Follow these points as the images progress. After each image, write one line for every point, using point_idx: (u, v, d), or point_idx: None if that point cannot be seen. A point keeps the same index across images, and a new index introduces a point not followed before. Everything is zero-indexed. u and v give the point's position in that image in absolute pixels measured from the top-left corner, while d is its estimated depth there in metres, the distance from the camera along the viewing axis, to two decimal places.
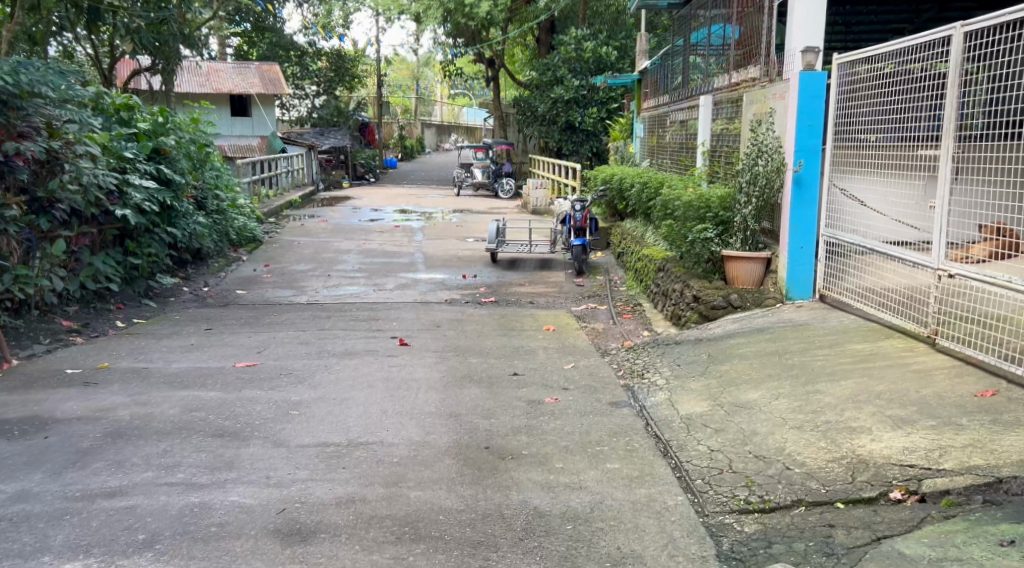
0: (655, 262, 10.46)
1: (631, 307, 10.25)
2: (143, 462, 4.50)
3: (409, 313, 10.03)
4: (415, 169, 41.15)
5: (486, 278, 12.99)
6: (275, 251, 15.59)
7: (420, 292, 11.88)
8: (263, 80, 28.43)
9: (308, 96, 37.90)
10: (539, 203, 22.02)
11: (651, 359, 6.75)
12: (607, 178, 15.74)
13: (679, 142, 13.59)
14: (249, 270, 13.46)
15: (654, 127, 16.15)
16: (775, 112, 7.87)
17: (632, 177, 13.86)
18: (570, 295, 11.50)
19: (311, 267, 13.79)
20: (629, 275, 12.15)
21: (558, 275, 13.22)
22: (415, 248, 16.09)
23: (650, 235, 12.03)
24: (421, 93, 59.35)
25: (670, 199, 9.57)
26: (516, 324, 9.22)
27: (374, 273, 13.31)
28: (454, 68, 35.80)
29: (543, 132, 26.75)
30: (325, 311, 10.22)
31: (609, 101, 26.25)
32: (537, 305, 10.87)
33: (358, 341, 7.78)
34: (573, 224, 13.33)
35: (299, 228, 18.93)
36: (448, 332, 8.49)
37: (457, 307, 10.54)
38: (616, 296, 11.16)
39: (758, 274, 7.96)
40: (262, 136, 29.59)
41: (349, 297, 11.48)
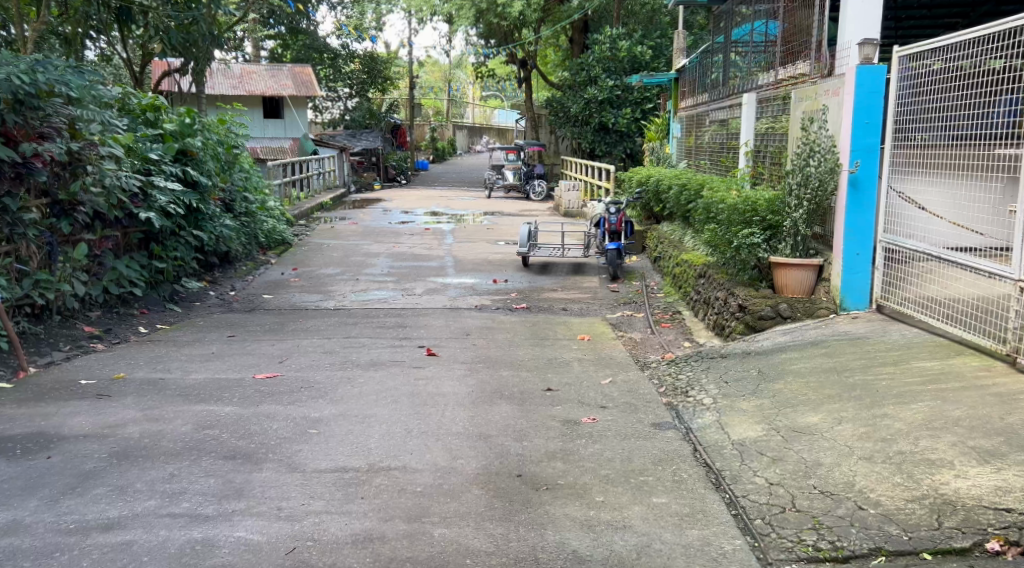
0: (696, 268, 9.99)
1: (671, 315, 9.78)
2: (146, 489, 4.11)
3: (439, 320, 9.62)
4: (446, 172, 40.85)
5: (518, 283, 12.57)
6: (303, 254, 15.26)
7: (451, 298, 11.48)
8: (296, 82, 28.17)
9: (340, 98, 37.66)
10: (572, 205, 21.59)
11: (696, 374, 6.29)
12: (643, 180, 15.27)
13: (719, 142, 13.08)
14: (276, 274, 13.13)
15: (692, 127, 15.66)
16: (827, 109, 7.43)
17: (670, 178, 13.38)
18: (606, 302, 11.05)
19: (339, 271, 13.44)
20: (667, 281, 11.68)
21: (593, 280, 12.77)
22: (446, 251, 15.70)
23: (690, 239, 11.56)
24: (453, 95, 59.06)
25: (712, 202, 9.10)
26: (550, 333, 8.77)
27: (403, 278, 12.94)
28: (486, 70, 35.45)
29: (576, 133, 26.40)
30: (352, 318, 9.84)
31: (644, 101, 25.73)
32: (572, 312, 10.42)
33: (384, 351, 7.38)
34: (608, 228, 12.89)
35: (328, 231, 18.61)
36: (480, 342, 8.07)
37: (489, 314, 10.12)
38: (654, 302, 10.69)
39: (809, 282, 7.50)
40: (294, 138, 29.37)
41: (377, 303, 11.11)
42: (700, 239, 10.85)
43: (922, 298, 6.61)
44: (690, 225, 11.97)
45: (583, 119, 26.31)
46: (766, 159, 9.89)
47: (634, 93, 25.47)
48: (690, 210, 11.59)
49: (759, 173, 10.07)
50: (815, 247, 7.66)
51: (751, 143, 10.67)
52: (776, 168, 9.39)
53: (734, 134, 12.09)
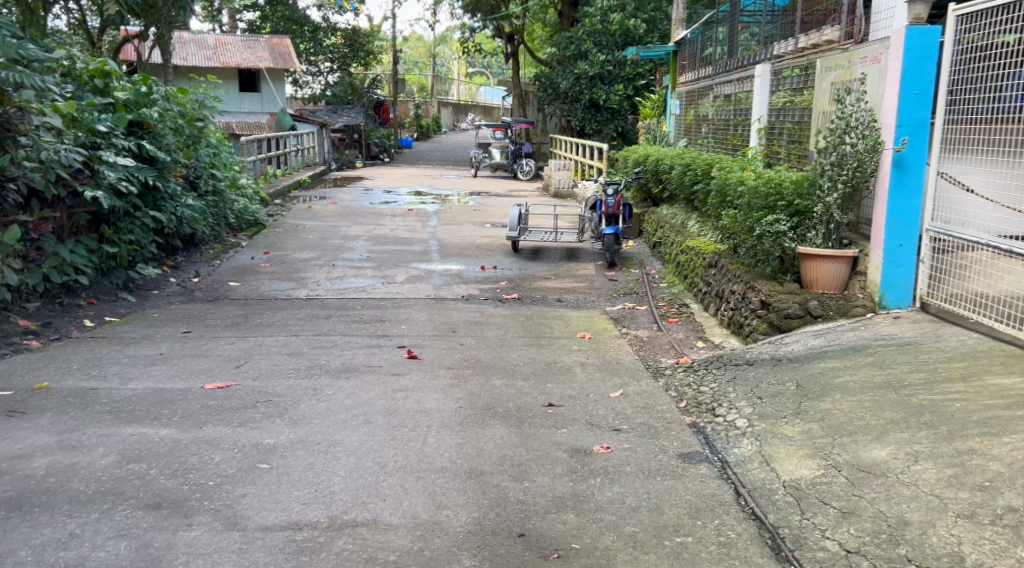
0: (705, 257, 9.09)
1: (677, 309, 8.88)
2: (34, 560, 3.28)
3: (421, 313, 8.70)
4: (431, 149, 39.75)
5: (508, 270, 11.66)
6: (277, 236, 14.27)
7: (435, 287, 10.56)
8: (273, 54, 27.00)
9: (321, 72, 36.43)
10: (562, 184, 20.82)
11: (718, 384, 5.41)
12: (640, 159, 14.34)
13: (726, 119, 12.16)
14: (246, 258, 12.16)
15: (693, 103, 14.71)
16: (867, 77, 6.54)
17: (671, 158, 12.47)
18: (605, 292, 10.15)
19: (314, 255, 12.47)
20: (669, 270, 10.79)
21: (588, 267, 11.87)
22: (430, 234, 14.74)
23: (695, 223, 10.67)
24: (437, 71, 57.80)
25: (727, 184, 8.22)
26: (545, 329, 7.87)
27: (383, 263, 11.99)
28: (472, 44, 34.34)
29: (565, 110, 25.52)
30: (325, 309, 8.91)
31: (636, 77, 24.71)
32: (567, 304, 9.51)
33: (358, 353, 6.48)
34: (605, 211, 12.00)
35: (305, 211, 17.60)
36: (467, 341, 7.16)
37: (477, 307, 9.20)
38: (657, 294, 9.80)
39: (842, 276, 6.61)
40: (271, 113, 28.23)
41: (354, 292, 10.17)
42: (707, 224, 9.97)
43: (975, 295, 5.76)
44: (695, 209, 11.09)
45: (573, 96, 25.36)
46: (786, 137, 9.01)
47: (626, 69, 24.48)
48: (695, 192, 10.69)
49: (779, 153, 9.18)
50: (847, 236, 6.79)
51: (766, 119, 9.79)
52: (798, 148, 8.50)
53: (743, 110, 11.18)
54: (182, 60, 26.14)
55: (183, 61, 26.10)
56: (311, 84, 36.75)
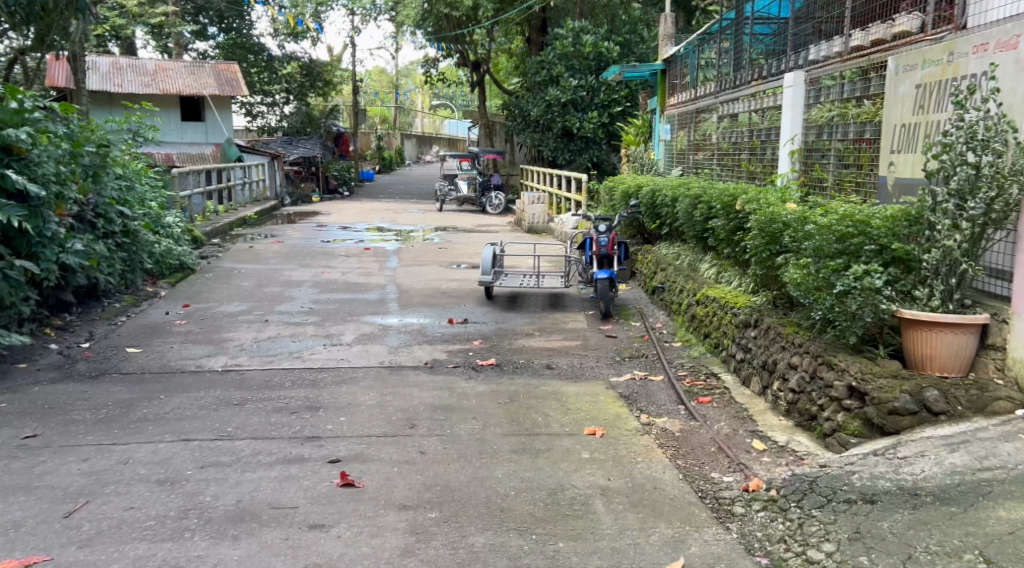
0: (735, 312, 7.06)
1: (706, 383, 6.81)
2: None
3: (369, 393, 6.57)
4: (394, 183, 37.62)
5: (481, 325, 9.56)
6: (204, 284, 12.08)
7: (391, 349, 8.45)
8: (219, 80, 25.08)
9: (275, 102, 34.29)
10: (536, 220, 18.67)
11: (835, 544, 3.68)
12: (629, 190, 12.35)
13: (736, 142, 10.22)
14: (160, 313, 9.97)
15: (689, 126, 12.76)
16: (995, 70, 4.64)
17: (670, 187, 10.46)
18: (605, 354, 8.06)
19: (244, 308, 10.31)
20: (680, 325, 8.73)
21: (578, 319, 9.82)
22: (387, 278, 12.61)
23: (708, 267, 8.67)
24: (401, 103, 55.88)
25: (771, 220, 6.22)
26: (536, 418, 5.79)
27: (328, 317, 9.84)
28: (435, 72, 32.35)
29: (536, 139, 23.62)
30: (241, 388, 6.77)
31: (612, 103, 22.85)
32: (561, 374, 7.39)
33: (268, 479, 4.42)
34: (597, 252, 9.95)
35: (246, 252, 15.43)
36: (429, 443, 5.11)
37: (443, 379, 7.11)
38: (672, 356, 7.74)
39: (970, 352, 4.61)
40: (217, 144, 26.07)
41: (287, 359, 8.00)
42: (732, 270, 7.96)
43: None
44: (709, 248, 9.07)
45: (545, 124, 23.45)
46: (835, 159, 7.08)
47: (601, 95, 22.63)
48: (709, 229, 8.69)
49: (825, 181, 7.21)
50: (968, 296, 4.83)
51: (800, 140, 7.80)
52: (859, 172, 6.54)
53: (765, 131, 9.24)
54: (116, 86, 23.87)
55: (117, 87, 23.84)
56: (264, 115, 34.59)
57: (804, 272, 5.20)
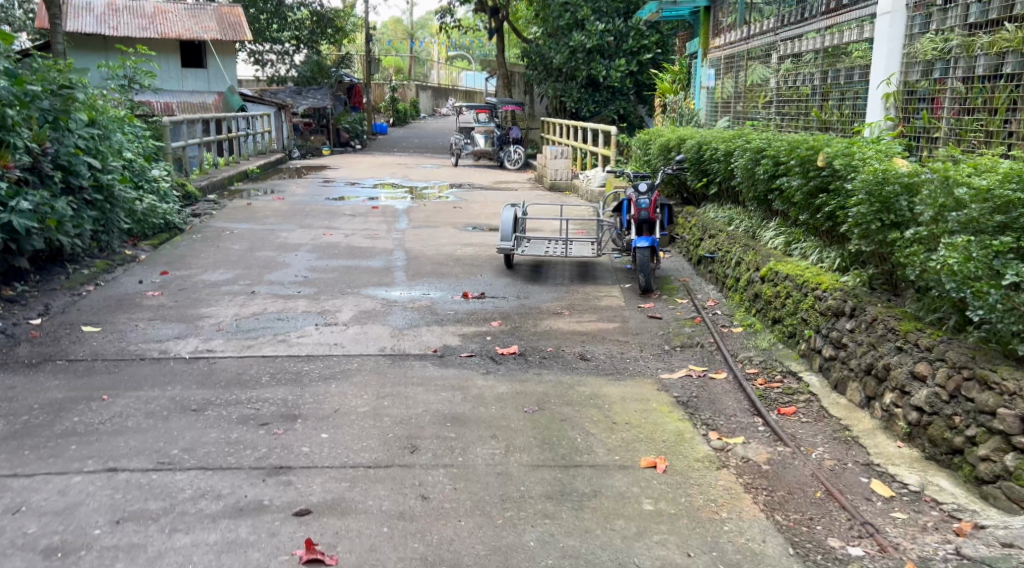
0: (818, 296, 5.66)
1: (784, 386, 5.45)
2: None
3: (362, 395, 5.24)
4: (406, 136, 36.07)
5: (501, 300, 8.22)
6: (188, 248, 10.76)
7: (394, 332, 7.11)
8: (222, 24, 23.85)
9: (285, 51, 32.70)
10: (560, 176, 17.19)
11: None
12: (668, 144, 10.89)
13: (801, 88, 8.76)
14: (132, 282, 8.65)
15: (737, 70, 11.28)
16: None
17: (720, 138, 8.99)
18: (651, 341, 6.68)
19: (229, 277, 8.98)
20: (738, 305, 7.24)
21: (613, 293, 8.47)
22: (395, 242, 11.25)
23: (774, 236, 7.23)
24: (416, 53, 54.12)
25: (885, 181, 4.85)
26: (572, 440, 4.47)
27: (324, 289, 8.52)
28: (451, 18, 30.70)
29: (558, 89, 22.07)
30: (206, 384, 5.44)
31: (641, 50, 21.30)
32: (602, 367, 6.01)
33: (203, 551, 3.27)
34: (636, 217, 8.48)
35: (243, 210, 14.14)
36: (434, 479, 3.84)
37: (455, 376, 5.78)
38: (735, 347, 6.32)
39: None
40: (219, 92, 24.82)
41: (268, 344, 6.68)
42: (807, 241, 6.59)
43: None
44: (774, 212, 7.61)
45: (568, 72, 21.87)
46: (951, 101, 5.86)
47: (629, 41, 21.02)
48: (776, 188, 7.23)
49: (938, 132, 5.95)
50: None
51: (898, 78, 6.47)
52: (993, 119, 5.42)
53: (845, 74, 7.79)
54: (112, 30, 22.43)
55: (114, 31, 22.40)
56: (274, 64, 32.97)
57: (958, 254, 3.90)
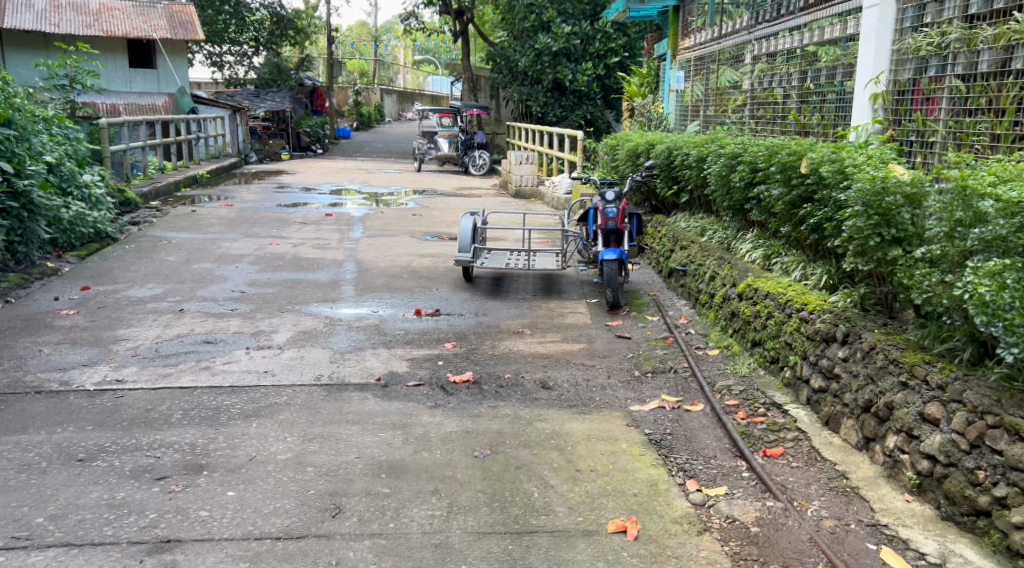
0: (805, 319, 4.95)
1: (768, 421, 4.68)
2: None
3: (286, 438, 4.53)
4: (370, 140, 35.29)
5: (456, 317, 7.53)
6: (117, 262, 10.01)
7: (335, 355, 6.40)
8: (173, 23, 23.39)
9: (244, 52, 31.79)
10: (525, 182, 16.53)
11: None
12: (637, 149, 10.26)
13: (777, 89, 8.14)
14: (46, 302, 7.96)
15: (709, 71, 10.68)
16: None
17: (691, 143, 8.35)
18: (621, 364, 6.01)
19: (156, 295, 8.29)
20: (713, 323, 6.60)
21: (578, 309, 7.84)
22: (346, 252, 10.53)
23: (753, 249, 6.60)
24: (381, 56, 53.31)
25: (885, 191, 4.21)
26: (528, 495, 3.80)
27: (262, 308, 7.80)
28: (414, 20, 29.95)
29: (523, 93, 21.42)
30: (103, 426, 4.71)
31: (608, 53, 20.72)
32: (565, 397, 5.34)
33: None
34: (601, 228, 7.85)
35: (187, 219, 13.35)
36: (356, 558, 3.33)
37: (398, 411, 5.09)
38: (712, 373, 5.58)
39: None
40: (169, 94, 24.13)
41: (191, 374, 5.94)
42: (789, 255, 5.93)
43: None
44: (751, 223, 6.98)
45: (533, 76, 21.26)
46: (949, 102, 5.25)
47: (596, 44, 20.44)
48: (754, 197, 6.60)
49: (934, 136, 5.34)
50: None
51: (888, 77, 5.85)
52: (1001, 121, 4.82)
53: (826, 73, 7.18)
54: (54, 27, 21.54)
55: (55, 28, 21.51)
56: (232, 65, 32.03)
57: (998, 282, 3.33)
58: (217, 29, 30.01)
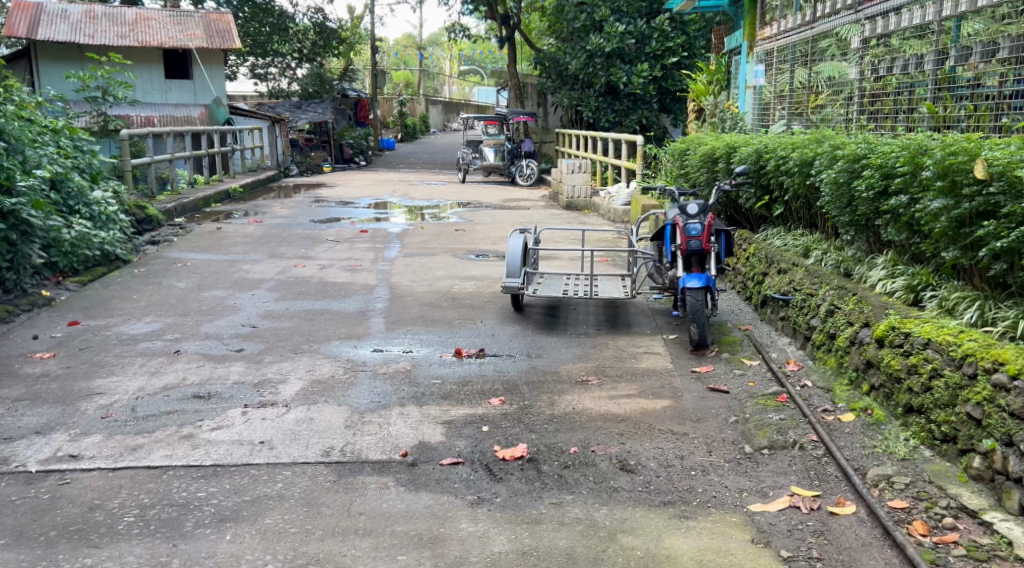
0: (1001, 386, 3.43)
1: (966, 542, 3.23)
2: None
3: (264, 564, 3.32)
4: (415, 152, 34.16)
5: (505, 360, 6.14)
6: (120, 290, 8.81)
7: (353, 416, 5.04)
8: (209, 32, 22.35)
9: (287, 64, 30.83)
10: (577, 192, 15.10)
11: None
12: (713, 153, 8.76)
13: (895, 74, 6.61)
14: (21, 342, 6.76)
15: (796, 64, 9.18)
16: None
17: (789, 143, 6.81)
18: (724, 434, 4.56)
19: (151, 333, 7.04)
20: (836, 373, 5.11)
21: (654, 347, 6.39)
22: (379, 276, 9.21)
23: (888, 277, 5.08)
24: (427, 66, 52.31)
25: None
26: None
27: (273, 349, 6.50)
28: (459, 27, 28.73)
29: (574, 98, 20.03)
30: (19, 543, 3.52)
31: (665, 53, 19.20)
32: (656, 487, 3.93)
33: None
34: (681, 250, 6.37)
35: (211, 238, 12.20)
36: None
37: (425, 512, 3.72)
38: (855, 454, 4.04)
39: None
40: (206, 106, 23.19)
41: (165, 447, 4.62)
42: (950, 287, 4.47)
43: None
44: (885, 241, 5.45)
45: (584, 80, 19.85)
46: None
47: (652, 43, 18.91)
48: (888, 211, 5.10)
49: None
50: None
51: None
52: None
53: (982, 50, 5.67)
54: (86, 38, 20.76)
55: (88, 38, 20.72)
56: (275, 77, 31.12)
57: None
58: (258, 38, 29.15)
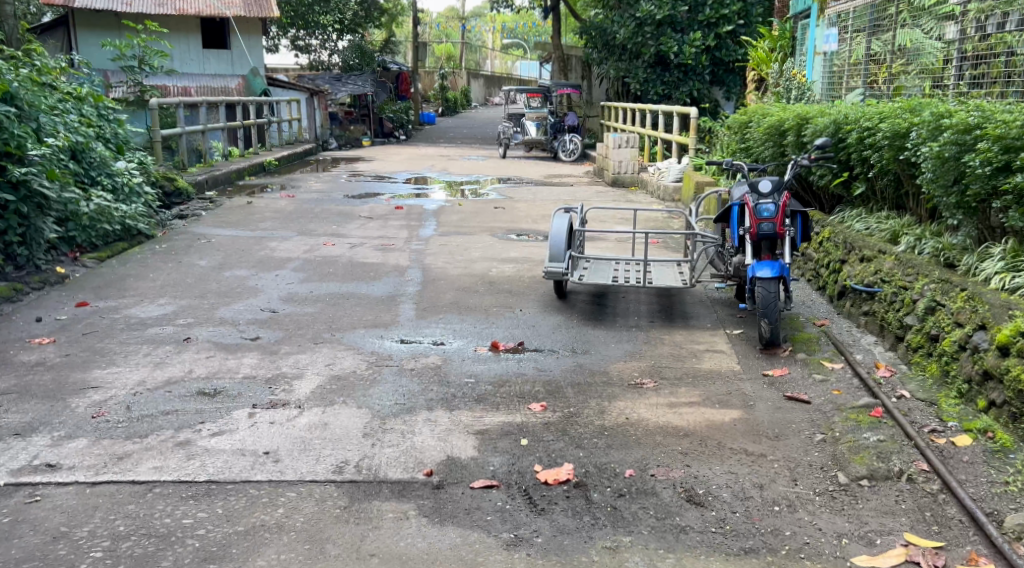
0: None
1: None
2: None
3: None
4: (456, 126, 33.37)
5: (547, 356, 5.44)
6: (137, 268, 8.22)
7: (374, 422, 4.37)
8: (247, 0, 21.77)
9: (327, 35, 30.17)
10: (625, 168, 14.28)
11: None
12: (781, 125, 7.92)
13: (1009, 32, 5.79)
14: (20, 326, 6.18)
15: (874, 25, 8.30)
16: None
17: (877, 113, 5.98)
18: (809, 459, 3.82)
19: (160, 317, 6.42)
20: (940, 382, 4.44)
21: (717, 343, 5.65)
22: (412, 256, 8.53)
23: (1008, 271, 4.34)
24: (469, 39, 51.39)
25: None
26: None
27: (290, 339, 5.85)
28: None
29: (621, 69, 19.15)
30: None
31: (719, 22, 18.25)
32: (734, 530, 3.27)
33: None
34: (750, 234, 5.59)
35: (240, 213, 11.62)
36: None
37: (452, 562, 3.10)
38: (984, 493, 3.42)
39: None
40: (243, 77, 22.65)
41: (156, 456, 3.97)
42: None
43: None
44: (1000, 226, 4.69)
45: (633, 50, 18.96)
46: None
47: (706, 11, 17.98)
48: (1011, 192, 4.34)
49: None
50: None
51: None
52: None
53: None
54: (123, 5, 20.27)
55: (125, 6, 20.22)
56: (316, 49, 30.52)
57: None
58: (298, 8, 28.51)
